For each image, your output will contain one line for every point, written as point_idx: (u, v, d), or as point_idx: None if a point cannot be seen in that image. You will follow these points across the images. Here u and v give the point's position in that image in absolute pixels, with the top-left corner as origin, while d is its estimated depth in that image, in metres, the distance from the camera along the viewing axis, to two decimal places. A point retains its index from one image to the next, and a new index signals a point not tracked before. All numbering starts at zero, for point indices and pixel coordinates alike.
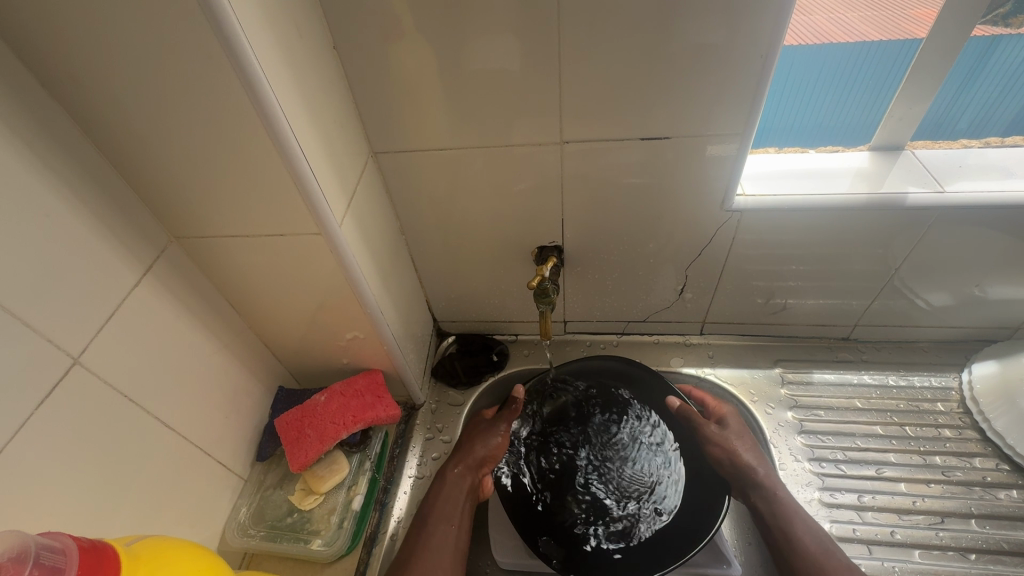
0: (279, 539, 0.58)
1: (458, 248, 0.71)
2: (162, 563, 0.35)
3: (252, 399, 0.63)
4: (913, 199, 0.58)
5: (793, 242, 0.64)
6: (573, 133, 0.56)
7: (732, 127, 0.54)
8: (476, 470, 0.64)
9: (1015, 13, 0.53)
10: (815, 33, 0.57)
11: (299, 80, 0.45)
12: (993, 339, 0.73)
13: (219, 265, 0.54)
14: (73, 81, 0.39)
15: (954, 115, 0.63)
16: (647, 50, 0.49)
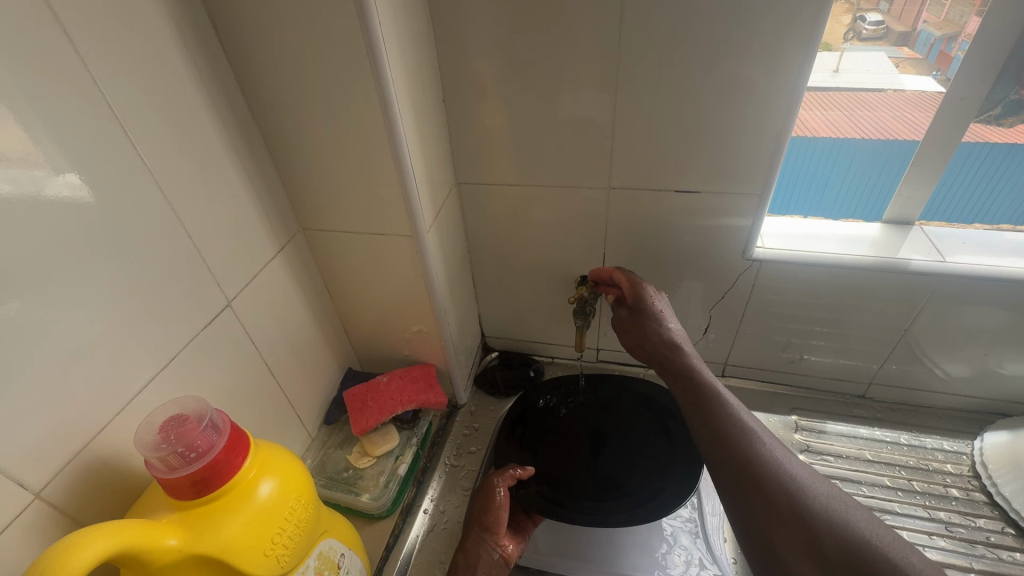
0: (335, 488, 0.68)
1: (513, 271, 0.83)
2: (276, 459, 0.46)
3: (329, 371, 0.75)
4: (916, 265, 0.66)
5: (806, 294, 0.73)
6: (620, 181, 0.69)
7: (752, 182, 0.64)
8: (493, 540, 0.64)
9: (1006, 114, 0.62)
10: (832, 128, 0.67)
11: (417, 118, 0.60)
12: (1009, 413, 0.76)
13: (328, 253, 0.69)
14: (270, 102, 0.56)
15: (1007, 206, 0.69)
16: (685, 118, 0.62)
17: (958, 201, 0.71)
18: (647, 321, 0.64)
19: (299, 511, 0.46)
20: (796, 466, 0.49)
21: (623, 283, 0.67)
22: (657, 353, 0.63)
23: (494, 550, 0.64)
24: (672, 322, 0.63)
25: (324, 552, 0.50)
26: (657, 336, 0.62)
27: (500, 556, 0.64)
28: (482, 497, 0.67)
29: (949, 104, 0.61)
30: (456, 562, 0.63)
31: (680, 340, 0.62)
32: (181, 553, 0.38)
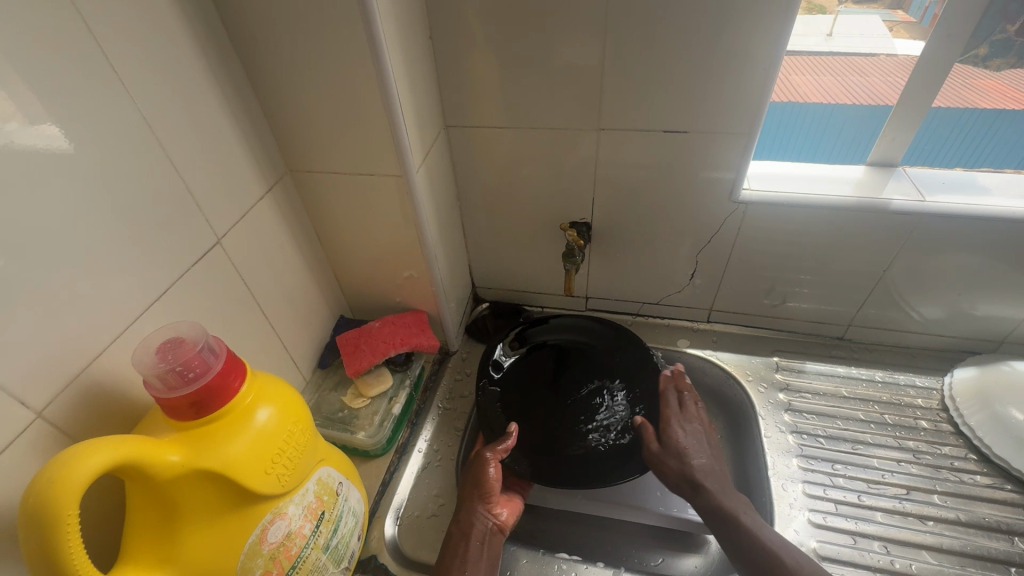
0: (332, 427, 0.70)
1: (503, 219, 0.84)
2: (272, 386, 0.47)
3: (321, 316, 0.76)
4: (897, 205, 0.67)
5: (788, 237, 0.74)
6: (610, 123, 0.68)
7: (738, 124, 0.64)
8: (486, 508, 0.64)
9: (991, 54, 0.62)
10: (823, 93, 0.71)
11: (404, 53, 0.58)
12: (979, 351, 0.80)
13: (316, 197, 0.69)
14: (251, 33, 0.54)
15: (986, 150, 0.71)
16: (679, 55, 0.60)
17: (938, 138, 0.71)
18: (672, 440, 0.68)
19: (298, 435, 0.48)
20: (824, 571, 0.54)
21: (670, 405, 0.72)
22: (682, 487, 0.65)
23: (488, 518, 0.64)
24: (697, 439, 0.68)
25: (322, 478, 0.52)
26: (677, 469, 0.66)
27: (494, 527, 0.64)
28: (475, 467, 0.67)
29: (939, 40, 0.61)
30: (449, 532, 0.63)
31: (708, 472, 0.65)
32: (183, 468, 0.39)
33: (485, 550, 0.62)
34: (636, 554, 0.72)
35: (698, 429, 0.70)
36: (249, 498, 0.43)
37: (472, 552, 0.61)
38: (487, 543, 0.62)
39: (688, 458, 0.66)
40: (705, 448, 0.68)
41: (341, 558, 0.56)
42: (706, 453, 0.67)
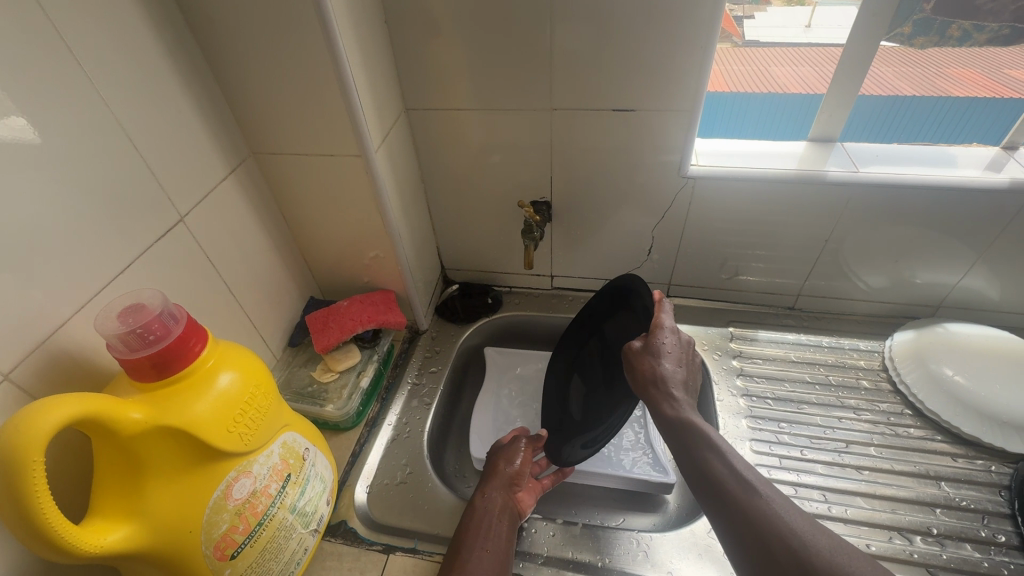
0: (301, 400, 0.72)
1: (467, 200, 0.86)
2: (235, 352, 0.50)
3: (290, 297, 0.78)
4: (832, 175, 0.71)
5: (735, 211, 0.78)
6: (563, 104, 0.71)
7: (681, 101, 0.68)
8: (509, 489, 0.67)
9: (915, 32, 0.67)
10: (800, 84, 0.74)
11: (358, 36, 0.60)
12: (917, 315, 0.85)
13: (281, 179, 0.71)
14: (206, 17, 0.56)
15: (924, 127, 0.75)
16: (624, 35, 0.63)
17: (875, 114, 0.75)
18: (648, 367, 0.60)
19: (260, 398, 0.50)
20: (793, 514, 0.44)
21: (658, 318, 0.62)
22: (649, 392, 0.59)
23: (507, 498, 0.66)
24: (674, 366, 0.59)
25: (287, 442, 0.55)
26: (654, 372, 0.59)
27: (516, 507, 0.66)
28: (502, 455, 0.72)
29: (864, 19, 0.64)
30: (474, 502, 0.65)
31: (675, 382, 0.58)
32: (145, 425, 0.41)
33: (508, 526, 0.63)
34: (598, 514, 0.76)
35: (678, 355, 0.60)
36: (213, 455, 0.46)
37: (495, 519, 0.62)
38: (507, 520, 0.63)
39: (660, 387, 0.58)
40: (685, 364, 0.60)
41: (310, 520, 0.58)
42: (683, 367, 0.60)
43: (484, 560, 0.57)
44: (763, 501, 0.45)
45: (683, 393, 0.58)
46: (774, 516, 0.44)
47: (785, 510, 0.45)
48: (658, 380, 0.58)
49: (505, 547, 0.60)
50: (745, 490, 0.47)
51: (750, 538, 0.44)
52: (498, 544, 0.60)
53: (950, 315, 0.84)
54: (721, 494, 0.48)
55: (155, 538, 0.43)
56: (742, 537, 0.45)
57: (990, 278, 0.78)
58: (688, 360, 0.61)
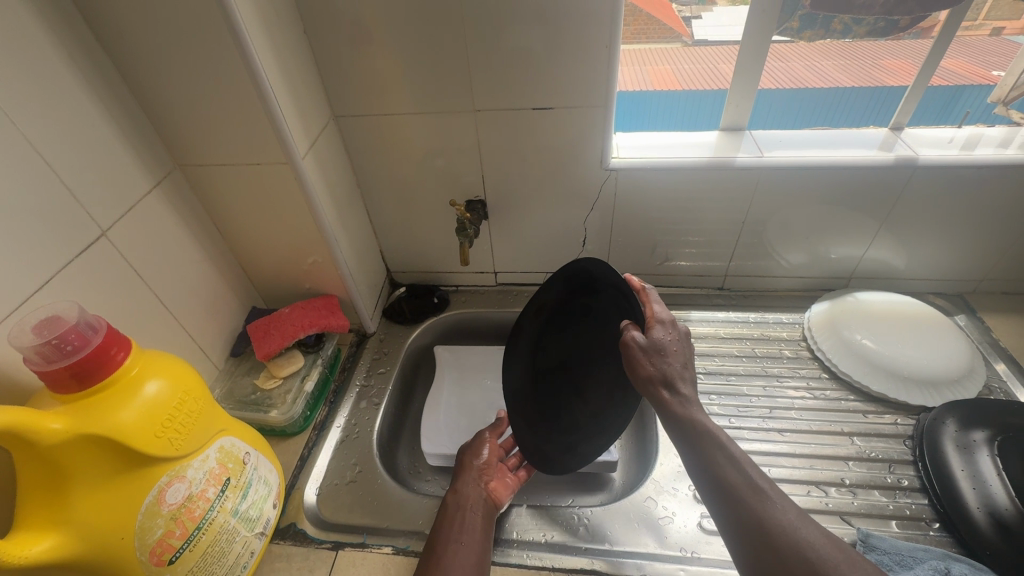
0: (244, 408, 0.73)
1: (405, 203, 0.89)
2: (163, 360, 0.51)
3: (230, 308, 0.79)
4: (740, 161, 0.77)
5: (658, 199, 0.83)
6: (485, 104, 0.74)
7: (595, 98, 0.72)
8: (478, 480, 0.68)
9: (802, 27, 0.73)
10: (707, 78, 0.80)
11: (275, 46, 0.62)
12: (833, 288, 0.92)
13: (211, 191, 0.71)
14: (117, 32, 0.56)
15: (829, 113, 0.80)
16: (534, 37, 0.67)
17: (781, 103, 0.81)
18: (650, 363, 0.56)
19: (191, 403, 0.51)
20: (807, 523, 0.44)
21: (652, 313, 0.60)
22: (653, 390, 0.55)
23: (479, 489, 0.67)
24: (678, 362, 0.56)
25: (225, 446, 0.56)
26: (658, 368, 0.55)
27: (489, 498, 0.67)
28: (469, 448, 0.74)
29: (755, 16, 0.70)
30: (447, 498, 0.66)
31: (680, 378, 0.55)
32: (68, 434, 0.42)
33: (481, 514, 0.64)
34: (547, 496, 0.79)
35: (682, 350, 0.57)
36: (142, 461, 0.46)
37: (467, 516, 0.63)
38: (480, 511, 0.65)
39: (669, 386, 0.54)
40: (686, 357, 0.57)
41: (254, 524, 0.59)
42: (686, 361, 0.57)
43: (461, 559, 0.58)
44: (774, 508, 0.45)
45: (689, 389, 0.54)
46: (789, 526, 0.44)
47: (791, 517, 0.45)
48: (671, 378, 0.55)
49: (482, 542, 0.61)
50: (756, 496, 0.46)
51: (760, 547, 0.44)
52: (474, 542, 0.61)
53: (861, 285, 0.91)
54: (733, 500, 0.47)
55: (85, 546, 0.43)
56: (751, 545, 0.45)
57: (891, 248, 0.85)
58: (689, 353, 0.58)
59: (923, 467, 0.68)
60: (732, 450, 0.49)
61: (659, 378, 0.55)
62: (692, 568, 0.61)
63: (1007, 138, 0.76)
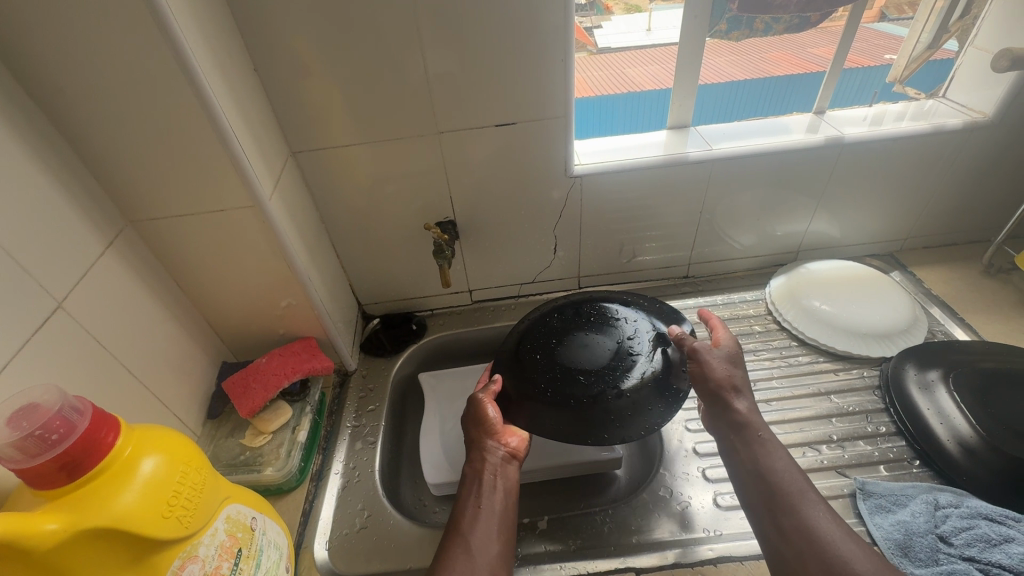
0: (234, 471, 0.67)
1: (372, 232, 0.86)
2: (155, 434, 0.46)
3: (200, 367, 0.73)
4: (693, 156, 0.82)
5: (622, 199, 0.86)
6: (448, 125, 0.74)
7: (555, 108, 0.74)
8: (497, 439, 0.64)
9: (730, 28, 0.79)
10: (651, 81, 0.85)
11: (229, 84, 0.59)
12: (784, 262, 1.00)
13: (168, 244, 0.66)
14: (51, 85, 0.51)
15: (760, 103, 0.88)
16: (491, 55, 0.68)
17: (719, 97, 0.87)
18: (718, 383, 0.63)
19: (193, 474, 0.47)
20: (845, 534, 0.50)
21: (719, 375, 0.63)
22: (721, 402, 0.63)
23: (500, 447, 0.64)
24: (729, 367, 0.64)
25: (232, 515, 0.51)
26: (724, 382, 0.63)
27: (507, 461, 0.63)
28: (473, 409, 0.67)
29: (691, 22, 0.76)
30: (466, 472, 0.63)
31: (738, 387, 0.63)
32: (65, 535, 0.38)
33: (499, 478, 0.61)
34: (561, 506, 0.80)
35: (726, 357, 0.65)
36: (149, 548, 0.42)
37: (486, 492, 0.59)
38: (502, 473, 0.61)
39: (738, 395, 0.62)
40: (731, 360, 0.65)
41: None
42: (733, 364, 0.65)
43: (489, 544, 0.54)
44: (820, 517, 0.52)
45: (744, 392, 0.63)
46: (828, 533, 0.51)
47: (832, 528, 0.51)
48: (732, 411, 0.62)
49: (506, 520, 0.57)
50: (806, 503, 0.53)
51: (803, 546, 0.51)
52: (500, 523, 0.56)
53: (809, 257, 0.99)
54: (784, 503, 0.54)
55: None
56: (793, 543, 0.52)
57: (829, 221, 0.94)
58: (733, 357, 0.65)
59: (895, 412, 0.74)
60: (790, 467, 0.57)
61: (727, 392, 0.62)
62: (717, 544, 0.63)
63: (903, 112, 0.85)
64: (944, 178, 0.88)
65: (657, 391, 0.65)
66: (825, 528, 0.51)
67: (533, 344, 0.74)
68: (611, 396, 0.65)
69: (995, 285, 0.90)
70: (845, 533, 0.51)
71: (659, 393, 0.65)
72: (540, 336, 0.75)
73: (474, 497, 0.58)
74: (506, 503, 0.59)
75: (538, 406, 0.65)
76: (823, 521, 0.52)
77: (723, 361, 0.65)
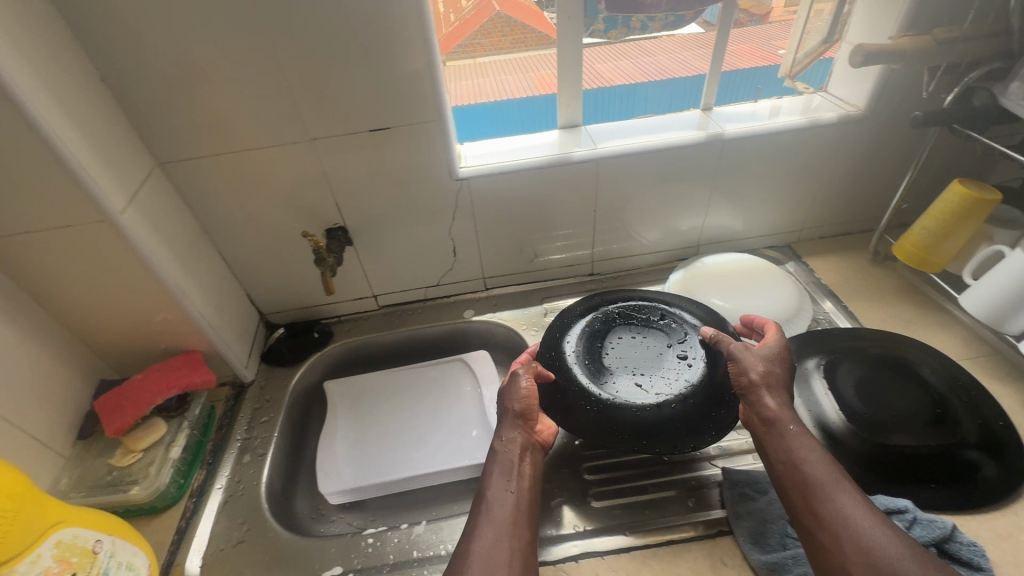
0: (99, 493, 0.66)
1: (261, 241, 0.85)
2: None
3: (68, 386, 0.71)
4: (576, 155, 0.83)
5: (513, 200, 0.86)
6: (319, 132, 0.73)
7: (428, 112, 0.74)
8: (525, 425, 0.63)
9: (608, 28, 0.80)
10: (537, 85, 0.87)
11: (61, 96, 0.57)
12: (686, 257, 1.01)
13: (18, 262, 0.64)
14: None
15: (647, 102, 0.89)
16: (352, 60, 0.68)
17: (605, 98, 0.88)
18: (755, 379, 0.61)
19: (5, 502, 0.46)
20: (875, 524, 0.49)
21: (754, 369, 0.62)
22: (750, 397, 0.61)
23: (525, 434, 0.63)
24: (768, 356, 0.63)
25: (64, 539, 0.50)
26: (755, 373, 0.61)
27: (535, 450, 0.63)
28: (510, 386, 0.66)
29: (564, 22, 0.77)
30: (493, 448, 0.62)
31: (775, 378, 0.61)
32: None
33: (529, 462, 0.60)
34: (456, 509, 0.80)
35: (773, 349, 0.64)
36: None
37: (516, 477, 0.58)
38: (528, 459, 0.61)
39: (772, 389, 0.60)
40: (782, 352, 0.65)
41: None
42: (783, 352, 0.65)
43: (497, 545, 0.51)
44: (850, 505, 0.50)
45: (784, 387, 0.61)
46: (866, 524, 0.49)
47: (868, 518, 0.49)
48: (761, 407, 0.59)
49: (529, 515, 0.56)
50: (836, 491, 0.51)
51: (837, 540, 0.49)
52: (505, 519, 0.54)
53: (710, 250, 1.01)
54: (818, 492, 0.51)
55: None
56: (822, 538, 0.50)
57: (725, 215, 0.95)
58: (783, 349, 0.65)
59: None
60: (809, 458, 0.54)
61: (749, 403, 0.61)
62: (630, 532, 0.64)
63: (787, 106, 0.87)
64: (828, 170, 0.90)
65: (713, 396, 0.67)
66: (857, 523, 0.49)
67: (607, 343, 0.76)
68: (672, 404, 0.66)
69: (880, 273, 0.93)
70: (882, 524, 0.49)
71: (714, 401, 0.66)
72: (613, 329, 0.78)
73: (504, 485, 0.57)
74: (514, 499, 0.56)
75: (586, 409, 0.67)
76: (857, 513, 0.49)
77: (760, 357, 0.63)
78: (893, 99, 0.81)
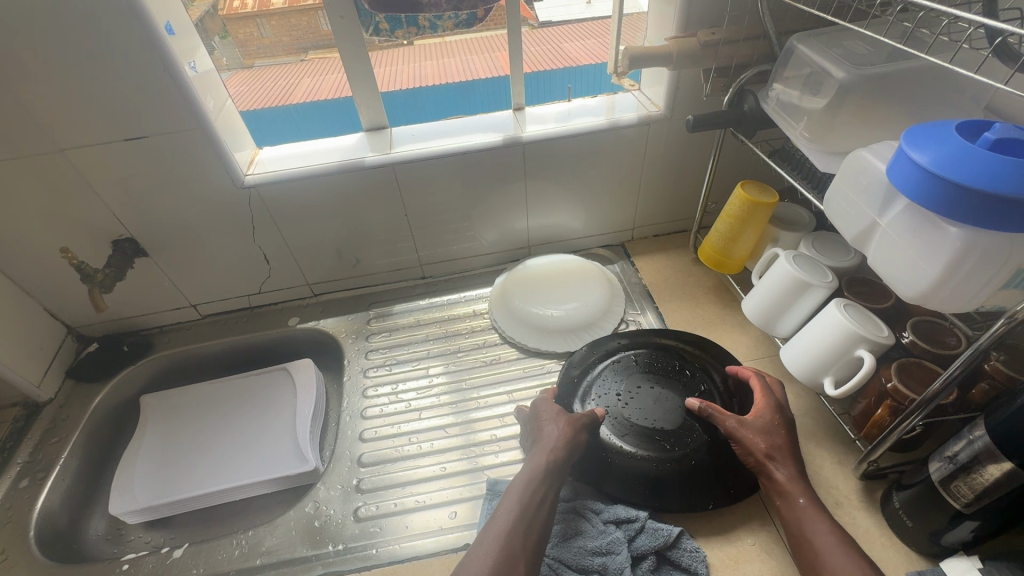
0: None
1: (45, 256, 0.81)
2: None
3: None
4: (369, 160, 0.80)
5: (313, 207, 0.84)
6: (68, 143, 0.69)
7: (183, 118, 0.70)
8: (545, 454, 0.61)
9: (392, 27, 0.77)
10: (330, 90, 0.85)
11: None
12: (520, 258, 1.00)
13: None
14: None
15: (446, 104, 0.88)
16: (80, 69, 0.64)
17: (404, 101, 0.87)
18: (777, 448, 0.58)
19: None
20: None
21: (757, 446, 0.58)
22: (758, 469, 0.58)
23: (559, 463, 0.60)
24: (752, 432, 0.59)
25: None
26: (755, 449, 0.58)
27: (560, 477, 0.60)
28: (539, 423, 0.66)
29: (337, 22, 0.74)
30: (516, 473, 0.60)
31: (778, 456, 0.58)
32: None
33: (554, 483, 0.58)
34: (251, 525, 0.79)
35: (765, 419, 0.60)
36: None
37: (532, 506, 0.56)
38: (551, 482, 0.58)
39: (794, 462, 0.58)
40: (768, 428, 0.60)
41: None
42: (773, 430, 0.60)
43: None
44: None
45: (790, 460, 0.58)
46: None
47: None
48: (769, 476, 0.57)
49: (532, 560, 0.52)
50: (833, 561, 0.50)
51: None
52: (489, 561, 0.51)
53: (544, 250, 1.00)
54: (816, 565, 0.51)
55: None
56: None
57: (549, 216, 0.94)
58: (782, 421, 0.60)
59: None
60: (814, 526, 0.53)
61: (783, 464, 0.57)
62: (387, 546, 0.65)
63: (591, 106, 0.87)
64: (643, 170, 0.90)
65: (713, 466, 0.63)
66: None
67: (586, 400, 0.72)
68: (682, 459, 0.64)
69: (698, 272, 0.93)
70: None
71: (715, 468, 0.63)
72: (631, 375, 0.74)
73: (513, 523, 0.54)
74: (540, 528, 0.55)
75: (609, 470, 0.64)
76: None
77: (758, 431, 0.59)
78: (689, 99, 0.80)
